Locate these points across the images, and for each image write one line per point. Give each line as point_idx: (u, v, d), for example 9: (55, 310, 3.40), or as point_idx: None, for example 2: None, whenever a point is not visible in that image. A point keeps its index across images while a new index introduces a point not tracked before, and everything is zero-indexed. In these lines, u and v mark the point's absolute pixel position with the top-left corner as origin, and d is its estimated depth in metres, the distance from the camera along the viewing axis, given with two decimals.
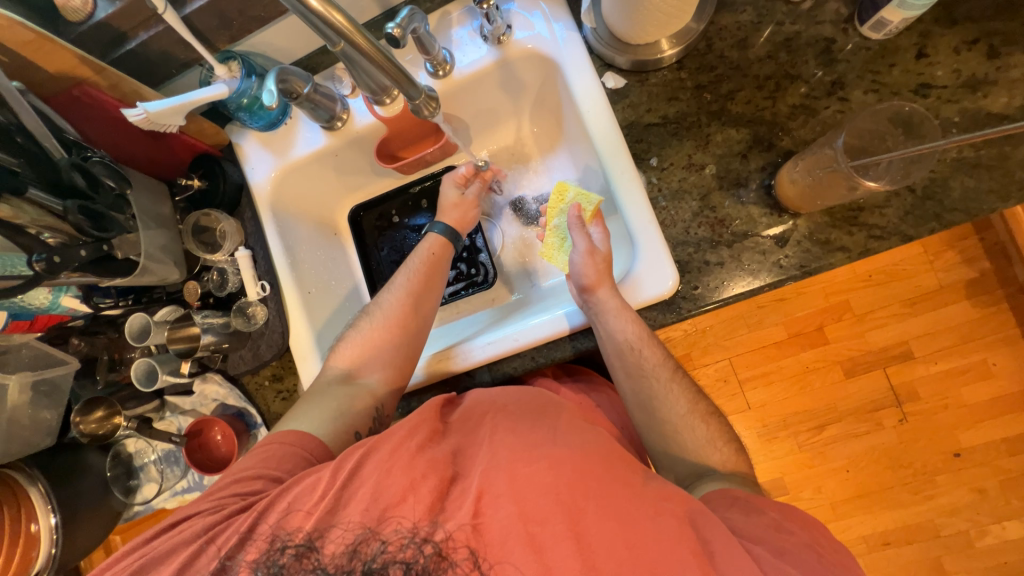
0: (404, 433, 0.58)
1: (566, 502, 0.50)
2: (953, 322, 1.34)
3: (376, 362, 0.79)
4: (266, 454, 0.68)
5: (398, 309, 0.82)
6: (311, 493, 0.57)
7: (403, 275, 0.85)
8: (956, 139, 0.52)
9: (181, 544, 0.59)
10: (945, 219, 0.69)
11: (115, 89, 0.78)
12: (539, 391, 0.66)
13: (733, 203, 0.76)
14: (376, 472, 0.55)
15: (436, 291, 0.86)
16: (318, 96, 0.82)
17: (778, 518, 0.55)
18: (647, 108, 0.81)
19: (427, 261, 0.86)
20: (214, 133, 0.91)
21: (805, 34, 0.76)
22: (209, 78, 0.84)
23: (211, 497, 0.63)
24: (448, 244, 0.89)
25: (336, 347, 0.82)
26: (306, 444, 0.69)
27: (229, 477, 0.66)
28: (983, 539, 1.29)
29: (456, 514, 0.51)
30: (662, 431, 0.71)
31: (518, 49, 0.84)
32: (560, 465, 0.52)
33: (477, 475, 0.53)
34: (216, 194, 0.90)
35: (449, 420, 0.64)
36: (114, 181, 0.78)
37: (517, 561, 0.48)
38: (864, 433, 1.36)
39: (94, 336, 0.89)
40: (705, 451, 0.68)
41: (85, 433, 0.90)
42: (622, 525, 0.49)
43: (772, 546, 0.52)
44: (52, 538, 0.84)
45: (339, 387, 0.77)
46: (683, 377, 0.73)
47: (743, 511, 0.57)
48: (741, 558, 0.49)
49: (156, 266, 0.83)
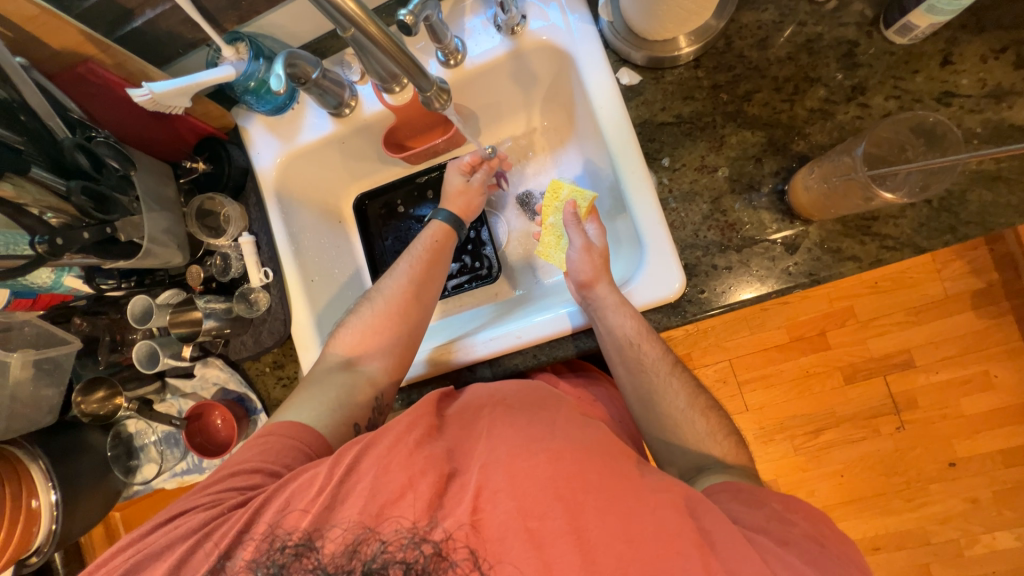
0: (403, 427, 0.59)
1: (565, 497, 0.50)
2: (958, 332, 1.33)
3: (376, 349, 0.78)
4: (264, 445, 0.68)
5: (400, 297, 0.81)
6: (309, 487, 0.57)
7: (406, 261, 0.84)
8: (974, 156, 0.50)
9: (179, 536, 0.60)
10: (960, 232, 0.68)
11: (119, 68, 0.76)
12: (539, 384, 0.65)
13: (745, 206, 0.74)
14: (375, 466, 0.55)
15: (438, 279, 0.85)
16: (326, 82, 0.81)
17: (778, 509, 0.54)
18: (662, 106, 0.79)
19: (429, 248, 0.85)
20: (220, 116, 0.89)
21: (827, 36, 0.74)
22: (216, 60, 0.83)
23: (208, 491, 0.63)
24: (451, 231, 0.88)
25: (336, 333, 0.81)
26: (305, 437, 0.69)
27: (226, 469, 0.66)
28: (974, 549, 1.29)
29: (456, 510, 0.51)
30: (661, 424, 0.71)
31: (532, 40, 0.82)
32: (560, 459, 0.52)
33: (476, 470, 0.53)
34: (221, 178, 0.90)
35: (446, 414, 0.64)
36: (119, 163, 0.77)
37: (516, 559, 0.49)
38: (861, 439, 1.36)
39: (97, 316, 0.90)
40: (706, 444, 0.68)
41: (85, 413, 0.90)
42: (622, 521, 0.49)
43: (775, 535, 0.51)
44: (52, 515, 0.84)
45: (338, 373, 0.77)
46: (682, 372, 0.73)
47: (744, 502, 0.55)
48: (744, 553, 0.47)
49: (159, 249, 0.82)
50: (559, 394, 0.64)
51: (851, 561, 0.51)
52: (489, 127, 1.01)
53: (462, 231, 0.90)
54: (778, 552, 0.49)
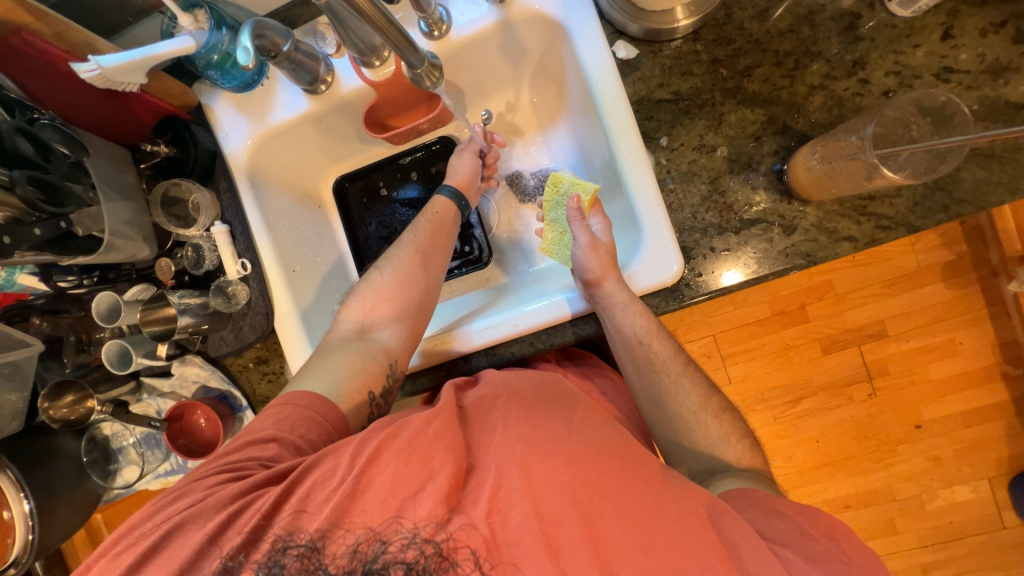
0: (422, 420, 0.57)
1: (582, 502, 0.50)
2: (930, 302, 1.38)
3: (388, 316, 0.77)
4: (280, 415, 0.66)
5: (407, 264, 0.79)
6: (329, 480, 0.55)
7: (411, 232, 0.82)
8: (976, 137, 0.48)
9: (176, 535, 0.56)
10: (953, 211, 0.68)
11: (61, 38, 0.67)
12: (556, 380, 0.67)
13: (743, 186, 0.73)
14: (396, 461, 0.54)
15: (445, 251, 0.83)
16: (300, 56, 0.75)
17: (800, 522, 0.56)
18: (659, 82, 0.76)
19: (432, 220, 0.82)
20: (181, 93, 0.81)
21: (829, 8, 0.71)
22: (171, 29, 0.74)
23: (228, 459, 0.62)
24: (452, 205, 0.84)
25: (348, 301, 0.80)
26: (320, 408, 0.67)
27: (245, 438, 0.65)
28: (934, 503, 1.38)
29: (470, 510, 0.51)
30: (676, 426, 0.73)
31: (522, 9, 0.77)
32: (577, 462, 0.52)
33: (491, 468, 0.53)
34: (187, 163, 0.83)
35: (465, 405, 0.64)
36: (69, 148, 0.70)
37: (529, 562, 0.48)
38: (837, 406, 1.41)
39: (58, 315, 0.83)
40: (718, 447, 0.70)
41: (55, 419, 0.84)
42: (640, 528, 0.49)
43: (801, 550, 0.53)
44: (28, 525, 0.79)
45: (352, 342, 0.75)
46: (695, 372, 0.75)
47: (766, 511, 0.58)
48: (770, 563, 0.49)
49: (123, 242, 0.75)
50: (578, 393, 0.65)
51: (861, 564, 0.54)
52: (475, 104, 0.96)
53: (464, 205, 0.86)
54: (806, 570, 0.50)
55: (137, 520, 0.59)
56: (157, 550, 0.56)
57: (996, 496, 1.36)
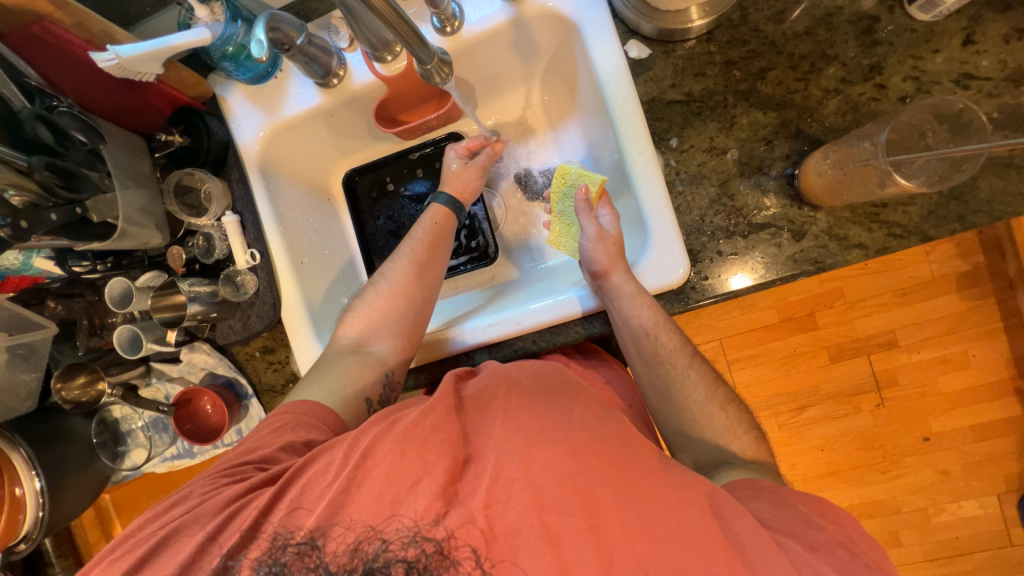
0: (419, 413, 0.58)
1: (581, 491, 0.50)
2: (941, 313, 1.35)
3: (383, 331, 0.79)
4: (280, 423, 0.69)
5: (402, 280, 0.81)
6: (324, 475, 0.57)
7: (407, 245, 0.84)
8: (978, 149, 0.48)
9: (177, 535, 0.58)
10: (968, 220, 0.67)
11: (81, 28, 0.68)
12: (556, 371, 0.67)
13: (754, 190, 0.72)
14: (391, 454, 0.54)
15: (440, 262, 0.84)
16: (313, 49, 0.76)
17: (806, 512, 0.56)
18: (671, 83, 0.75)
19: (430, 232, 0.84)
20: (197, 84, 0.83)
21: (847, 11, 0.70)
22: (188, 21, 0.75)
23: (229, 464, 0.64)
24: (451, 215, 0.86)
25: (344, 316, 0.82)
26: (317, 414, 0.70)
27: (245, 446, 0.67)
28: (940, 516, 1.36)
29: (468, 501, 0.51)
30: (680, 417, 0.73)
31: (535, 7, 0.77)
32: (577, 450, 0.52)
33: (490, 458, 0.53)
34: (200, 154, 0.84)
35: (463, 395, 0.64)
36: (86, 135, 0.72)
37: (530, 553, 0.48)
38: (843, 415, 1.40)
39: (71, 299, 0.85)
40: (725, 438, 0.70)
41: (67, 400, 0.87)
42: (640, 518, 0.49)
43: (807, 541, 0.52)
44: (38, 502, 0.81)
45: (348, 355, 0.78)
46: (702, 364, 0.74)
47: (771, 503, 0.57)
48: (774, 555, 0.48)
49: (136, 229, 0.78)
50: (577, 384, 0.66)
51: (869, 555, 0.53)
52: (485, 101, 0.96)
53: (463, 214, 0.88)
54: (808, 558, 0.49)
55: (142, 521, 0.61)
56: (158, 549, 0.58)
57: (1004, 512, 1.34)
